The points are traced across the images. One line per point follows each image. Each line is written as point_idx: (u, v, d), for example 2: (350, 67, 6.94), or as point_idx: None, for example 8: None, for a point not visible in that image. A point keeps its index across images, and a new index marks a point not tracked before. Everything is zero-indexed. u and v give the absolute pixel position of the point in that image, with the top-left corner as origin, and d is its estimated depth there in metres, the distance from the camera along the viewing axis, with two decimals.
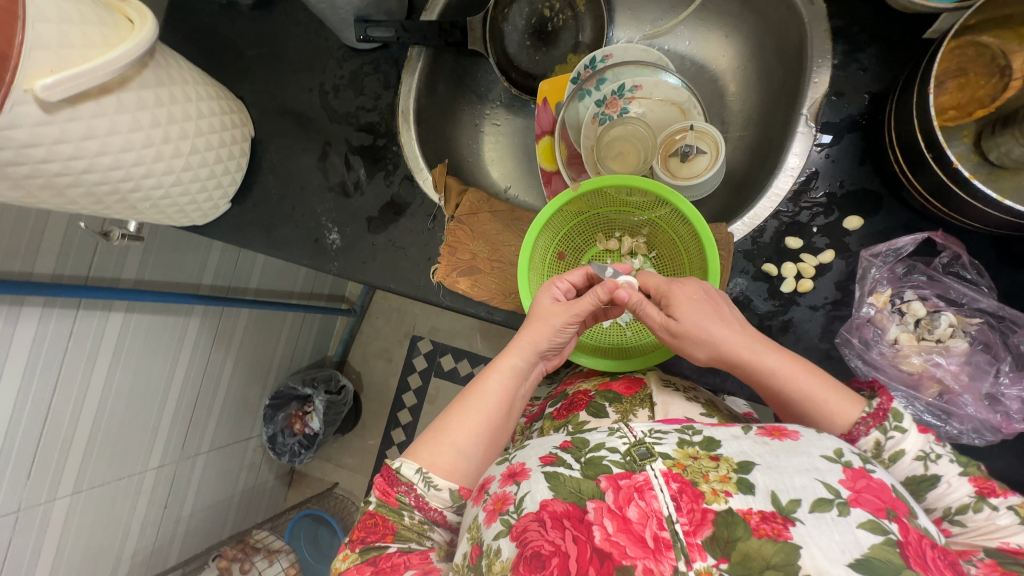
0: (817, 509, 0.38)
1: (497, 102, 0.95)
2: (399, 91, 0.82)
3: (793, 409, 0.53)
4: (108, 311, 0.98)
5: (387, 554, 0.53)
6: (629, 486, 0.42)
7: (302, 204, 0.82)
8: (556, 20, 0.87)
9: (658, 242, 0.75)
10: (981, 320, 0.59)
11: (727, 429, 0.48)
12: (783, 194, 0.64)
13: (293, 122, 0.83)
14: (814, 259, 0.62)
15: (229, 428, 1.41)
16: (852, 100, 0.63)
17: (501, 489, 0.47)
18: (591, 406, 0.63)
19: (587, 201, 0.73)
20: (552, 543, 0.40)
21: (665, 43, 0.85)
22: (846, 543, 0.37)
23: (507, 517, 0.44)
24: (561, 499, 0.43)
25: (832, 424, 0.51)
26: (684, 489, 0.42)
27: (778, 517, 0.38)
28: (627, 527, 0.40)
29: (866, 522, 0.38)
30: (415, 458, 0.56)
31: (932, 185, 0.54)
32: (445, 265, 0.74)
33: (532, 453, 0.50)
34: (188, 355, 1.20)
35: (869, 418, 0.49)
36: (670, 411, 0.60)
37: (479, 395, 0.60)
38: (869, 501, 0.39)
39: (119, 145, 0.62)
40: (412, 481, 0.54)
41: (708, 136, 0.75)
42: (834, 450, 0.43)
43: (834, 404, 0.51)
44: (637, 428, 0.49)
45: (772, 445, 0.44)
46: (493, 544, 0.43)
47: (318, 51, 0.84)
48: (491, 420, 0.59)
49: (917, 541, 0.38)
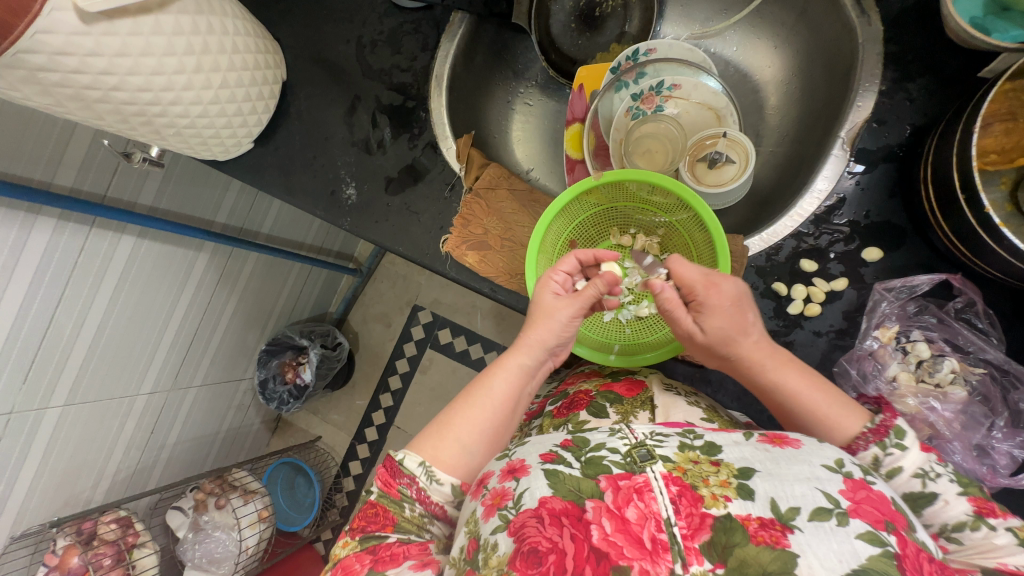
0: (817, 517, 0.39)
1: (532, 82, 0.93)
2: (436, 55, 0.81)
3: (794, 421, 0.55)
4: (121, 233, 0.99)
5: (386, 544, 0.53)
6: (629, 487, 0.43)
7: (324, 154, 0.82)
8: (604, 6, 0.85)
9: (672, 245, 0.74)
10: (985, 371, 0.57)
11: (728, 434, 0.49)
12: (806, 216, 0.63)
13: (325, 71, 0.83)
14: (825, 284, 0.61)
15: (222, 367, 1.43)
16: (893, 129, 0.62)
17: (500, 485, 0.47)
18: (592, 406, 0.64)
19: (605, 191, 0.72)
20: (549, 540, 0.41)
21: (712, 45, 0.83)
22: (844, 553, 0.37)
23: (505, 512, 0.45)
24: (560, 497, 0.44)
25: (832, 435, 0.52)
26: (684, 492, 0.42)
27: (776, 524, 0.39)
28: (625, 527, 0.41)
29: (864, 534, 0.38)
30: (418, 451, 0.57)
31: (960, 228, 0.53)
32: (456, 236, 0.74)
33: (531, 450, 0.51)
34: (193, 290, 1.21)
35: (870, 434, 0.50)
36: (670, 414, 0.61)
37: (486, 393, 0.61)
38: (869, 512, 0.39)
39: (151, 67, 0.62)
40: (414, 474, 0.55)
41: (740, 145, 0.73)
42: (835, 460, 0.44)
43: (836, 417, 0.52)
44: (638, 430, 0.50)
45: (773, 452, 0.46)
46: (490, 538, 0.44)
47: (361, 4, 0.83)
48: (495, 416, 0.60)
49: (915, 555, 0.38)
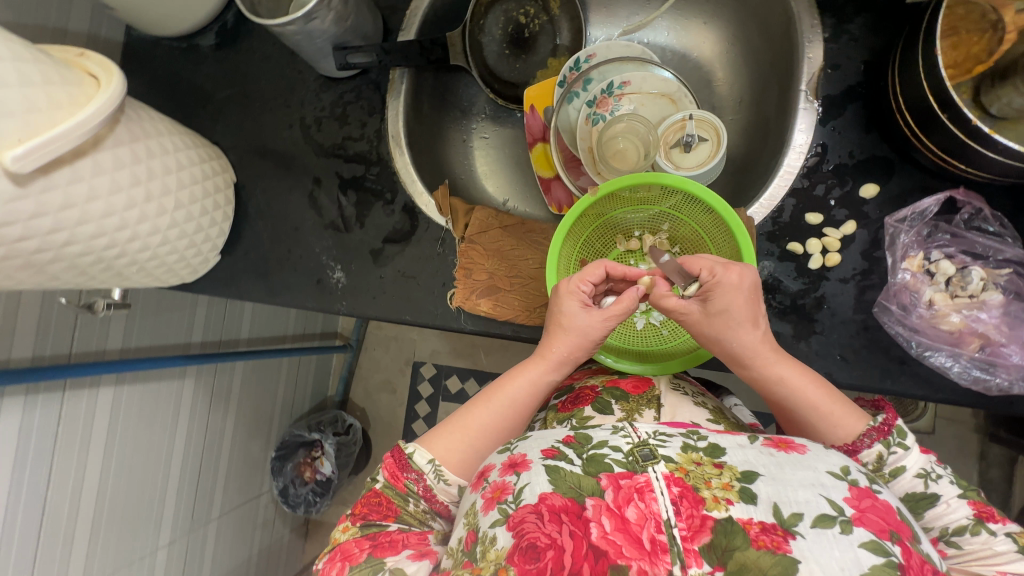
0: (820, 524, 0.39)
1: (482, 115, 0.92)
2: (386, 116, 0.79)
3: (792, 417, 0.56)
4: (97, 387, 0.91)
5: (386, 532, 0.53)
6: (629, 487, 0.42)
7: (298, 245, 0.78)
8: (532, 26, 0.86)
9: (682, 237, 0.72)
10: (1010, 270, 0.58)
11: (732, 436, 0.47)
12: (797, 171, 0.64)
13: (277, 162, 0.80)
14: (836, 232, 0.62)
15: (238, 489, 1.33)
16: (848, 71, 0.64)
17: (500, 478, 0.46)
18: (597, 402, 0.62)
19: (597, 210, 0.71)
20: (549, 536, 0.40)
21: (643, 37, 0.85)
22: (846, 560, 0.37)
23: (505, 506, 0.43)
24: (561, 493, 0.42)
25: (835, 433, 0.53)
26: (685, 494, 0.41)
27: (778, 529, 0.38)
28: (624, 526, 0.40)
29: (868, 542, 0.38)
30: (429, 448, 0.57)
31: (945, 144, 0.55)
32: (462, 289, 0.71)
33: (534, 444, 0.49)
34: (187, 420, 1.13)
35: (874, 432, 0.51)
36: (676, 415, 0.60)
37: (504, 398, 0.60)
38: (873, 521, 0.39)
39: (100, 210, 0.58)
40: (422, 470, 0.55)
41: (708, 123, 0.74)
42: (841, 468, 0.44)
43: (839, 416, 0.53)
44: (641, 428, 0.48)
45: (777, 456, 0.44)
46: (489, 532, 0.42)
47: (294, 85, 0.81)
48: (508, 424, 0.60)
49: (919, 566, 0.38)
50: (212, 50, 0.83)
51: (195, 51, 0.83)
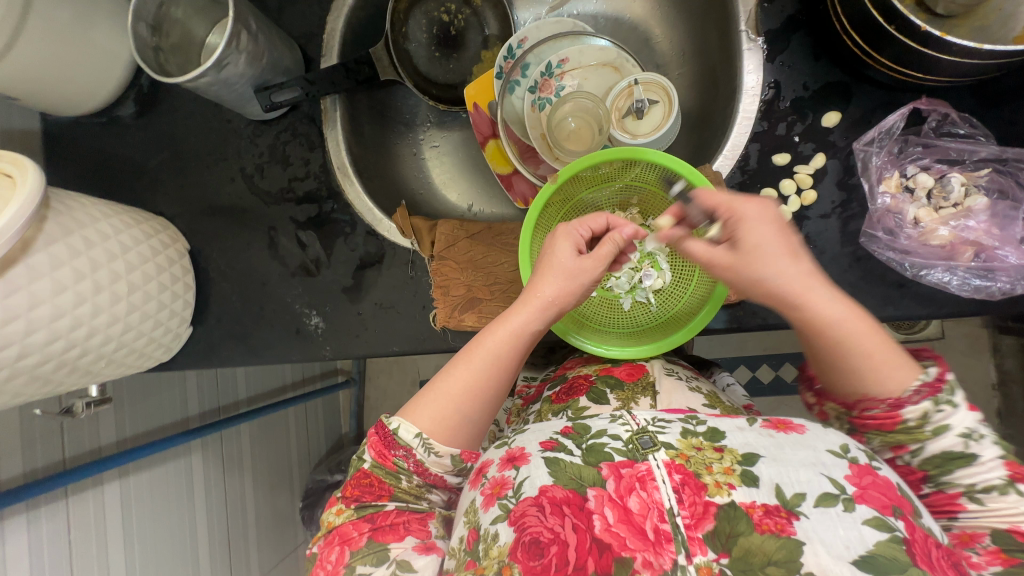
0: (823, 502, 0.41)
1: (428, 123, 0.88)
2: (327, 148, 0.75)
3: (832, 361, 0.50)
4: (101, 485, 0.88)
5: (384, 514, 0.54)
6: (630, 476, 0.45)
7: (269, 299, 0.75)
8: (457, 23, 0.83)
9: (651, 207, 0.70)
10: (989, 169, 0.56)
11: (732, 420, 0.50)
12: (754, 115, 0.61)
13: (228, 219, 0.77)
14: (807, 168, 0.60)
15: (272, 546, 1.31)
16: (783, 1, 0.61)
17: (500, 473, 0.49)
18: (592, 392, 0.62)
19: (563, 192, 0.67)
20: (552, 530, 0.43)
21: (573, 8, 0.82)
22: (850, 539, 0.39)
23: (505, 501, 0.47)
24: (561, 486, 0.46)
25: (882, 385, 0.49)
26: (686, 481, 0.44)
27: (780, 511, 0.41)
28: (627, 518, 0.43)
29: (871, 519, 0.40)
30: (415, 421, 0.54)
31: (897, 55, 0.52)
32: (443, 307, 0.68)
33: (532, 438, 0.53)
34: (203, 493, 1.10)
35: (925, 389, 0.47)
36: (674, 401, 0.59)
37: (488, 349, 0.57)
38: (875, 497, 0.42)
39: (48, 315, 0.55)
40: (411, 446, 0.53)
41: (655, 84, 0.71)
42: (840, 446, 0.46)
43: (893, 368, 0.48)
44: (639, 416, 0.51)
45: (778, 437, 0.47)
46: (491, 529, 0.46)
47: (225, 136, 0.77)
48: (496, 374, 0.57)
49: (924, 540, 0.41)
50: (134, 118, 0.80)
51: (117, 123, 0.80)
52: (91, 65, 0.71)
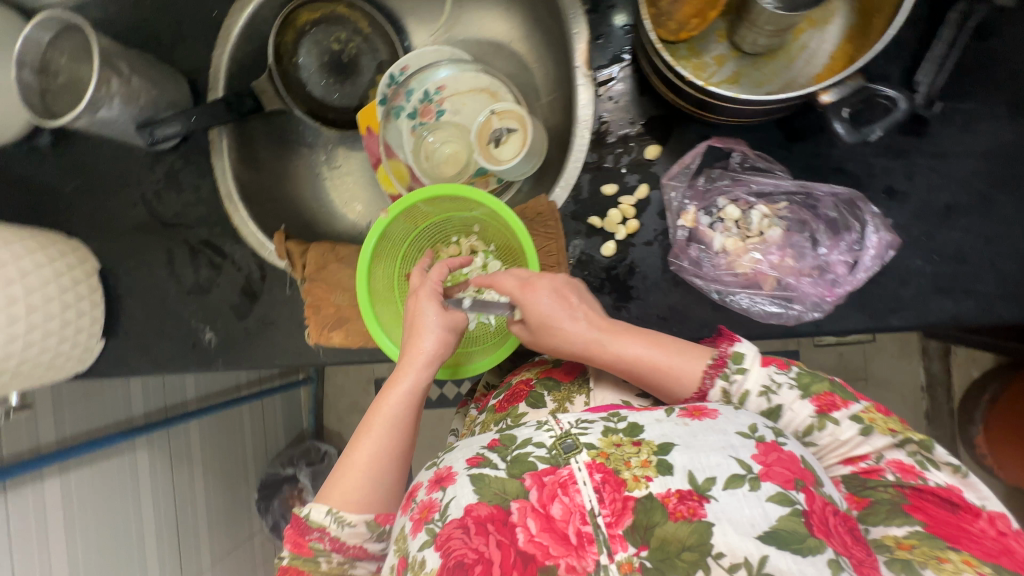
0: (731, 484, 0.41)
1: (329, 144, 0.92)
2: (216, 176, 0.81)
3: (646, 380, 0.56)
4: (41, 480, 0.97)
5: None
6: (552, 482, 0.43)
7: (169, 315, 0.82)
8: (348, 51, 0.88)
9: (492, 234, 0.70)
10: (787, 201, 0.61)
11: (651, 412, 0.48)
12: (585, 147, 0.64)
13: (134, 241, 0.83)
14: (631, 198, 0.63)
15: (226, 534, 1.41)
16: (612, 38, 0.65)
17: (427, 497, 0.46)
18: (531, 396, 0.62)
19: (397, 229, 0.67)
20: (475, 550, 0.40)
21: (458, 34, 0.87)
22: (756, 516, 0.40)
23: (432, 525, 0.43)
24: (485, 502, 0.43)
25: (684, 385, 0.54)
26: (607, 478, 0.42)
27: (693, 496, 0.41)
28: (550, 525, 0.41)
29: (775, 495, 0.41)
30: (326, 499, 0.53)
31: (694, 101, 0.56)
32: (314, 325, 0.73)
33: (459, 455, 0.48)
34: (150, 487, 1.19)
35: (713, 369, 0.53)
36: (606, 398, 0.60)
37: (384, 416, 0.57)
38: (779, 473, 0.42)
39: None
40: (323, 525, 0.52)
41: (512, 113, 0.75)
42: (749, 426, 0.46)
43: (683, 368, 0.54)
44: (564, 418, 0.48)
45: (692, 425, 0.46)
46: (419, 556, 0.43)
47: (129, 164, 0.83)
48: (402, 434, 0.57)
49: (822, 509, 0.42)
50: (50, 147, 0.86)
51: (35, 151, 0.86)
52: None
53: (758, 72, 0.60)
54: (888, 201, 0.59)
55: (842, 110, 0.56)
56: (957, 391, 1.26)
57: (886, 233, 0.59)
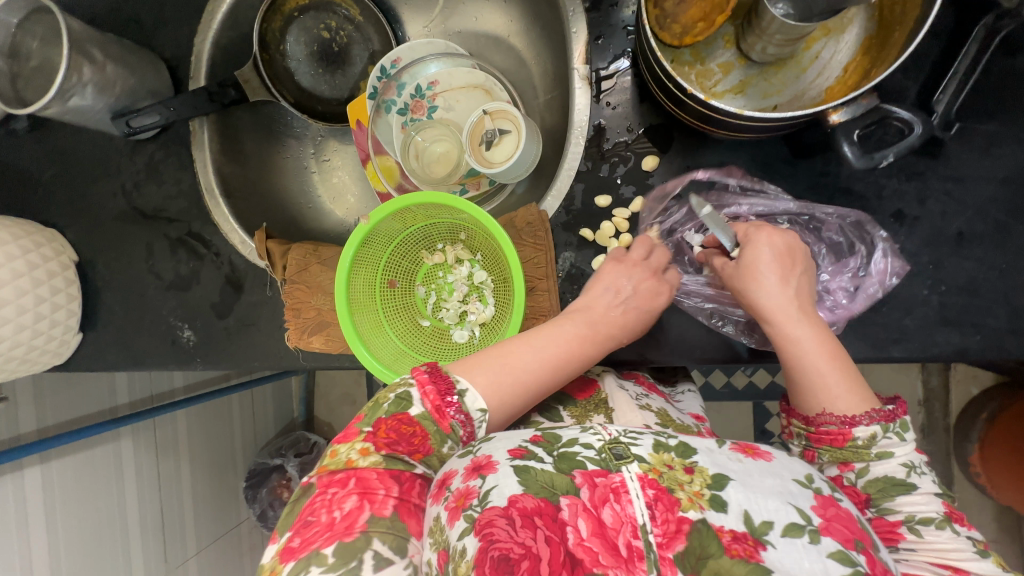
0: (789, 533, 0.40)
1: (319, 136, 0.89)
2: (196, 170, 0.78)
3: (800, 378, 0.52)
4: (21, 470, 0.96)
5: (410, 475, 0.49)
6: (603, 486, 0.42)
7: (148, 310, 0.80)
8: (339, 39, 0.84)
9: (479, 244, 0.67)
10: (788, 222, 0.59)
11: (702, 438, 0.48)
12: (579, 156, 0.61)
13: (113, 233, 0.81)
14: (626, 211, 0.61)
15: (212, 522, 1.41)
16: (613, 38, 0.61)
17: (463, 484, 0.45)
18: (545, 408, 0.62)
19: (381, 233, 0.64)
20: (522, 545, 0.39)
21: (455, 24, 0.83)
22: (815, 571, 0.38)
23: (469, 511, 0.42)
24: (532, 495, 0.42)
25: (835, 405, 0.50)
26: (659, 496, 0.42)
27: (749, 538, 0.40)
28: (601, 531, 0.40)
29: (835, 552, 0.40)
30: (473, 381, 0.52)
31: (697, 114, 0.52)
32: (294, 328, 0.71)
33: (499, 446, 0.47)
34: (134, 476, 1.19)
35: (876, 416, 0.50)
36: (624, 418, 0.59)
37: (550, 338, 0.55)
38: (839, 530, 0.41)
39: None
40: (469, 411, 0.50)
41: (508, 113, 0.72)
42: (805, 476, 0.45)
43: (845, 392, 0.50)
44: (611, 428, 0.48)
45: (745, 462, 0.45)
46: (458, 544, 0.41)
47: (108, 152, 0.80)
48: (555, 365, 0.54)
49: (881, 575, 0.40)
50: (27, 130, 0.83)
51: (12, 135, 0.83)
52: None
53: (765, 82, 0.56)
54: (896, 226, 0.56)
55: (852, 131, 0.55)
56: (954, 408, 1.24)
57: (895, 260, 0.56)
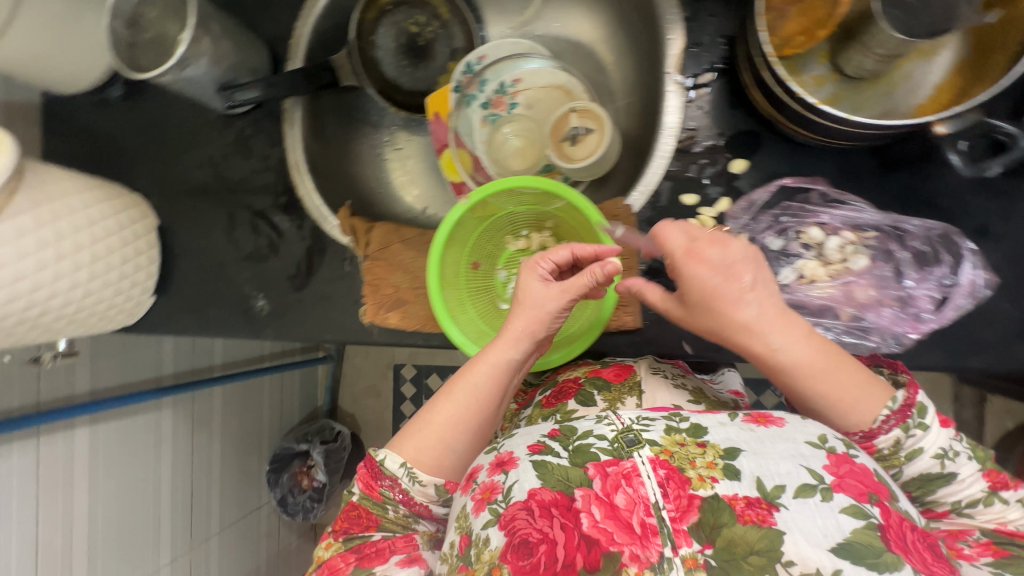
0: (801, 494, 0.44)
1: (394, 126, 0.92)
2: (286, 144, 0.81)
3: (807, 404, 0.56)
4: (71, 430, 0.97)
5: (371, 542, 0.60)
6: (617, 473, 0.47)
7: (223, 278, 0.82)
8: (425, 34, 0.87)
9: (565, 231, 0.71)
10: (876, 231, 0.60)
11: (714, 416, 0.53)
12: (670, 155, 0.64)
13: (195, 202, 0.84)
14: (712, 211, 0.63)
15: (235, 503, 1.41)
16: (709, 48, 0.64)
17: (489, 479, 0.51)
18: (580, 394, 0.69)
19: (477, 216, 0.67)
20: (540, 531, 0.45)
21: (536, 29, 0.87)
22: (829, 528, 0.42)
23: (495, 505, 0.49)
24: (550, 488, 0.47)
25: (850, 420, 0.54)
26: (671, 475, 0.46)
27: (762, 503, 0.44)
28: (614, 514, 0.45)
29: (847, 507, 0.43)
30: (400, 451, 0.60)
31: (795, 116, 0.55)
32: (372, 304, 0.74)
33: (520, 441, 0.55)
34: (170, 448, 1.20)
35: (893, 417, 0.52)
36: (657, 399, 0.67)
37: (467, 384, 0.62)
38: (852, 485, 0.45)
39: (10, 276, 0.62)
40: (396, 476, 0.59)
41: (592, 112, 0.74)
42: (819, 437, 0.49)
43: (853, 404, 0.53)
44: (624, 415, 0.53)
45: (758, 431, 0.50)
46: (483, 534, 0.48)
47: (199, 125, 0.84)
48: (477, 409, 0.62)
49: (897, 525, 0.44)
50: (121, 100, 0.87)
51: (106, 103, 0.87)
52: (82, 53, 0.78)
53: (856, 97, 0.59)
54: (978, 242, 0.59)
55: (957, 142, 0.59)
56: (990, 442, 1.24)
57: (984, 272, 0.58)
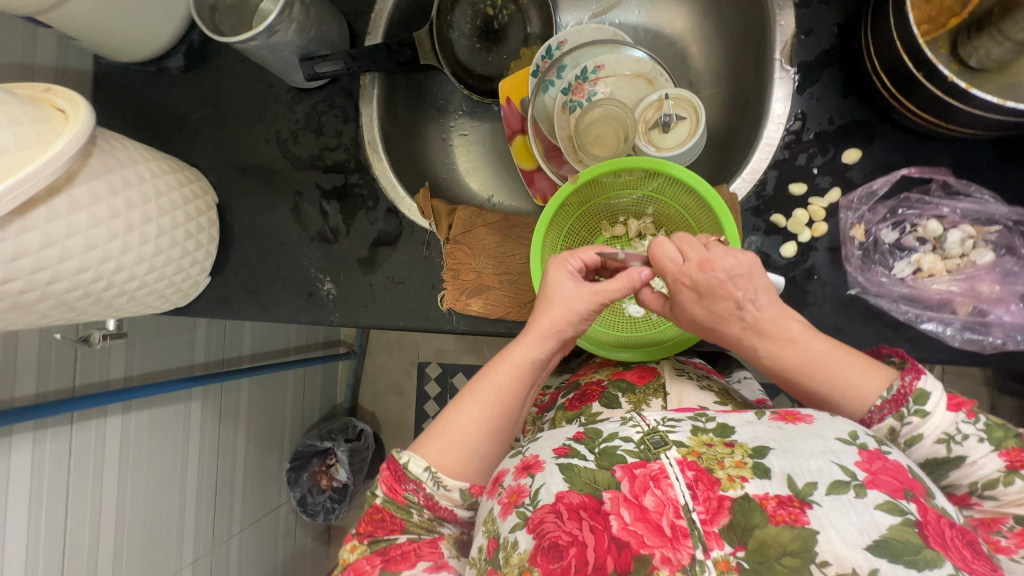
0: (835, 490, 0.39)
1: (458, 112, 0.90)
2: (361, 122, 0.78)
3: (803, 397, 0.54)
4: (104, 417, 0.92)
5: (397, 545, 0.53)
6: (643, 475, 0.44)
7: (286, 260, 0.78)
8: (500, 18, 0.85)
9: (666, 218, 0.70)
10: (999, 227, 0.62)
11: (740, 415, 0.48)
12: (777, 143, 0.64)
13: (258, 180, 0.80)
14: (821, 201, 0.64)
15: (256, 502, 1.35)
16: (821, 35, 0.64)
17: (515, 482, 0.46)
18: (604, 397, 0.63)
19: (579, 196, 0.68)
20: (570, 534, 0.41)
21: (616, 17, 0.85)
22: (864, 524, 0.37)
23: (523, 509, 0.44)
24: (577, 490, 0.44)
25: (848, 408, 0.51)
26: (699, 476, 0.43)
27: (794, 501, 0.39)
28: (643, 515, 0.41)
29: (883, 504, 0.38)
30: (423, 455, 0.54)
31: (929, 101, 0.54)
32: (452, 290, 0.71)
33: (545, 444, 0.50)
34: (198, 440, 1.14)
35: (886, 406, 0.49)
36: (684, 401, 0.61)
37: (491, 386, 0.57)
38: (886, 481, 0.40)
39: (82, 246, 0.57)
40: (421, 479, 0.52)
41: (685, 101, 0.73)
42: (849, 433, 0.44)
43: (844, 396, 0.51)
44: (649, 417, 0.50)
45: (786, 429, 0.45)
46: (510, 537, 0.43)
47: (267, 100, 0.80)
48: (501, 413, 0.56)
49: (936, 521, 0.39)
50: (181, 71, 0.82)
51: (165, 73, 0.82)
52: (151, 19, 0.74)
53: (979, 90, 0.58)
54: None
55: None
56: None
57: None
